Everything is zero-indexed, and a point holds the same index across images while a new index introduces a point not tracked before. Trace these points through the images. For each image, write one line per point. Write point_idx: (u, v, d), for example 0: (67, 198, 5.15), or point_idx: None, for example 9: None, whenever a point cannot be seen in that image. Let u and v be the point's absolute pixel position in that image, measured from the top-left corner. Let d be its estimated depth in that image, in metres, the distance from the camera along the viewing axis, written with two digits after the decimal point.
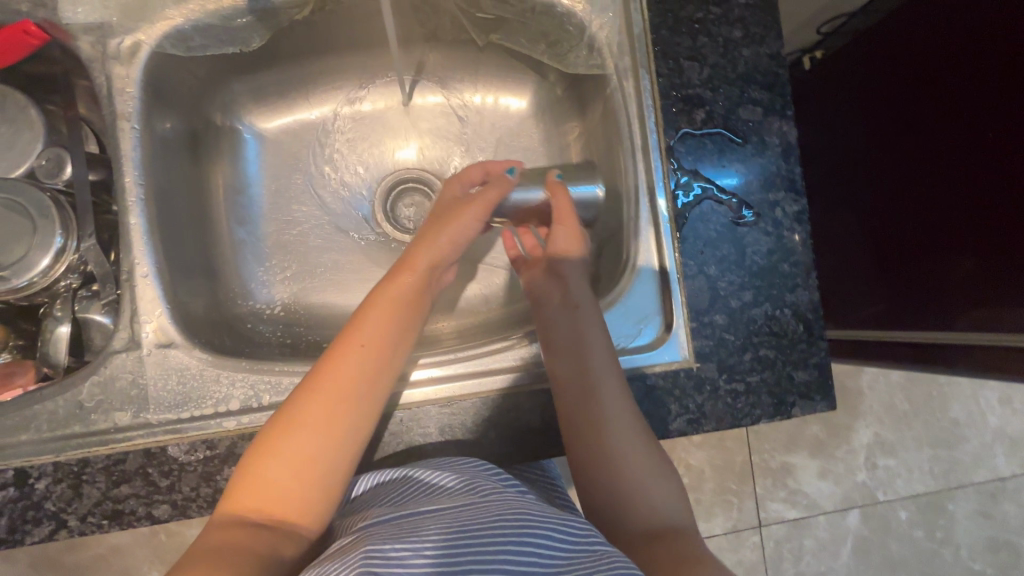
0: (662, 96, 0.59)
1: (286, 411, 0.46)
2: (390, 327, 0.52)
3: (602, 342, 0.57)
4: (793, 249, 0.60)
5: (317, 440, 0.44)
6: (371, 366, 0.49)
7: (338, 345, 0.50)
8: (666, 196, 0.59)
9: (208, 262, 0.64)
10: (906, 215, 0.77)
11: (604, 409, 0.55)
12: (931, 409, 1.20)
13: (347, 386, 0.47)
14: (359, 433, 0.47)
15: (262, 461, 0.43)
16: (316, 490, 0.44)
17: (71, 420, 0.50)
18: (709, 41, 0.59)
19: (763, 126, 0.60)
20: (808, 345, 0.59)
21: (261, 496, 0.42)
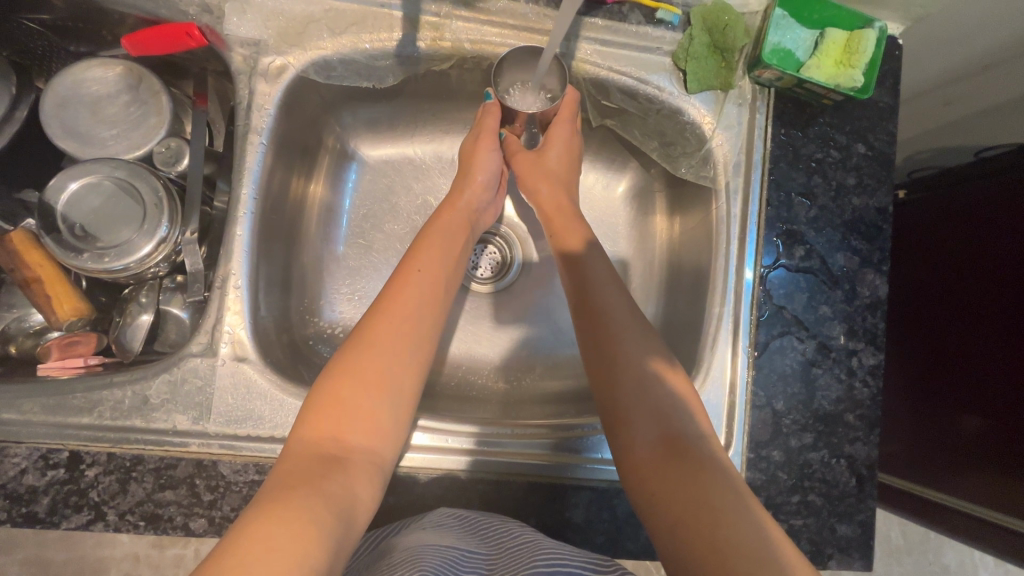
0: (768, 225, 0.60)
1: (352, 344, 0.49)
2: (438, 258, 0.56)
3: (620, 304, 0.56)
4: (861, 402, 0.60)
5: (383, 359, 0.48)
6: (429, 297, 0.53)
7: (399, 278, 0.54)
8: (750, 322, 0.59)
9: (290, 275, 0.65)
10: (929, 362, 0.76)
11: (620, 371, 0.53)
12: (925, 550, 1.18)
13: (407, 315, 0.51)
14: (417, 362, 0.50)
15: (336, 388, 0.46)
16: (383, 421, 0.46)
17: (133, 413, 0.51)
18: (823, 182, 0.61)
19: (857, 276, 0.60)
20: (856, 500, 0.59)
21: (335, 421, 0.45)
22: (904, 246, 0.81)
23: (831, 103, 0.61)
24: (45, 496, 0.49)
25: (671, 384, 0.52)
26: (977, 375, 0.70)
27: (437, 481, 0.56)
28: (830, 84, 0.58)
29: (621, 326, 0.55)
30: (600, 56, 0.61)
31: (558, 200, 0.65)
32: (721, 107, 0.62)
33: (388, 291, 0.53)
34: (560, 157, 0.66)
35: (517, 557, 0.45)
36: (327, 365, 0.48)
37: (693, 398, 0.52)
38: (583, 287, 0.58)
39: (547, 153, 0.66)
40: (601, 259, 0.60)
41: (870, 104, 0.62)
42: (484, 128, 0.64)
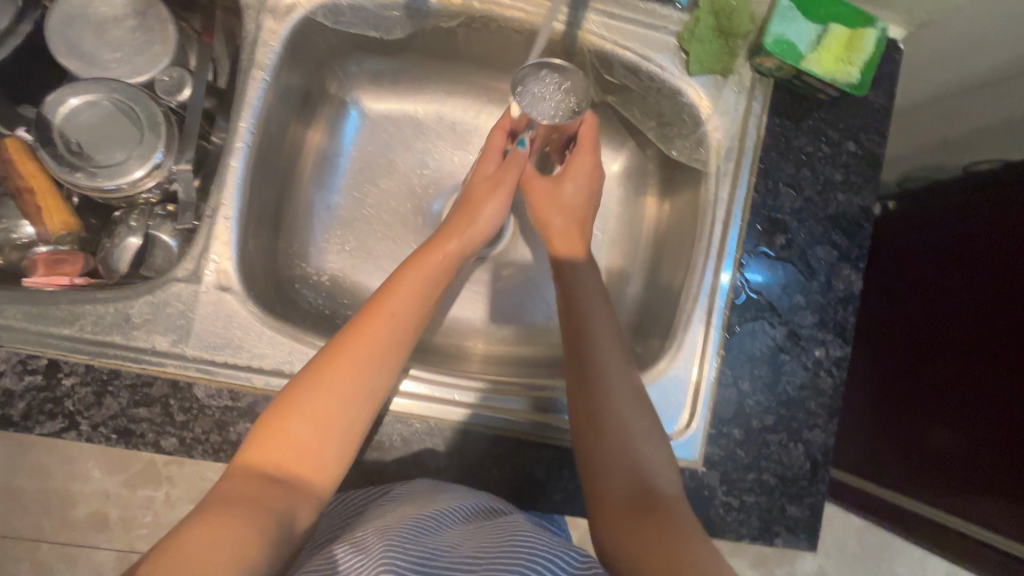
0: (752, 211, 0.61)
1: (310, 374, 0.46)
2: (413, 293, 0.53)
3: (609, 349, 0.55)
4: (824, 391, 0.62)
5: (334, 397, 0.46)
6: (401, 338, 0.50)
7: (370, 311, 0.51)
8: (725, 303, 0.61)
9: (281, 217, 0.66)
10: (906, 379, 0.77)
11: (596, 417, 0.52)
12: (879, 559, 1.22)
13: (368, 353, 0.48)
14: (375, 402, 0.48)
15: (287, 422, 0.44)
16: (330, 459, 0.45)
17: (114, 329, 0.52)
18: (811, 176, 0.62)
19: (834, 270, 0.62)
20: (808, 484, 0.61)
21: (279, 454, 0.44)
22: (898, 266, 0.81)
23: (828, 98, 0.62)
24: (20, 401, 0.50)
25: (641, 448, 0.51)
26: (954, 393, 0.70)
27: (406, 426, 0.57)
28: (829, 78, 0.59)
29: (603, 371, 0.54)
30: (606, 29, 0.62)
31: (569, 228, 0.65)
32: (720, 91, 0.63)
33: (359, 321, 0.50)
34: (577, 192, 0.65)
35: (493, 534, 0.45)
36: (281, 393, 0.46)
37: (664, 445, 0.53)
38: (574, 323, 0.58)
39: (564, 185, 0.65)
40: (594, 291, 0.60)
41: (865, 105, 0.63)
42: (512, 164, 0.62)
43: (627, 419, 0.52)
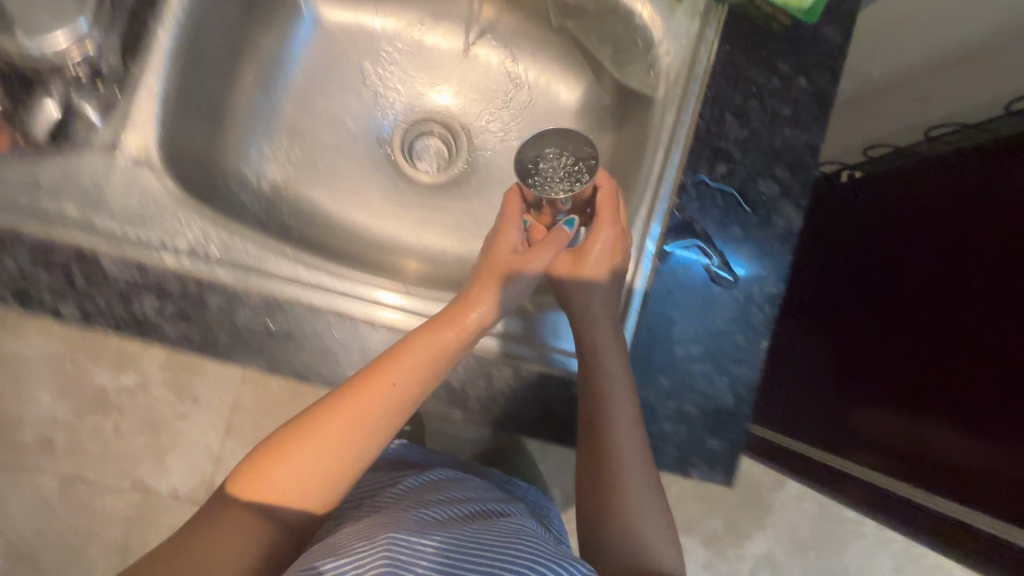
0: (696, 137, 0.60)
1: (298, 427, 0.45)
2: (418, 366, 0.48)
3: (625, 401, 0.53)
4: (754, 327, 0.61)
5: (317, 458, 0.44)
6: (391, 410, 0.47)
7: (373, 378, 0.47)
8: (660, 229, 0.60)
9: (220, 111, 0.66)
10: (895, 344, 0.65)
11: (608, 475, 0.52)
12: (832, 551, 1.20)
13: (362, 424, 0.45)
14: (358, 465, 0.45)
15: (266, 463, 0.44)
16: (306, 507, 0.44)
17: (21, 191, 0.50)
18: (759, 107, 0.61)
19: (774, 205, 0.61)
20: (731, 419, 0.60)
21: (257, 489, 0.43)
22: (870, 233, 0.74)
23: (782, 29, 0.61)
24: None
25: (636, 523, 0.50)
26: (905, 344, 0.63)
27: (315, 319, 0.54)
28: (782, 4, 0.57)
29: (611, 442, 0.52)
30: None
31: (590, 296, 0.57)
32: (672, 13, 0.62)
33: (360, 384, 0.47)
34: (598, 266, 0.57)
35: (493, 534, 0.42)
36: (271, 435, 0.45)
37: (667, 521, 0.52)
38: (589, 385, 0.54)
39: (589, 265, 0.57)
40: (613, 367, 0.54)
41: (821, 40, 0.62)
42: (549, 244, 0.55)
43: (621, 477, 0.52)
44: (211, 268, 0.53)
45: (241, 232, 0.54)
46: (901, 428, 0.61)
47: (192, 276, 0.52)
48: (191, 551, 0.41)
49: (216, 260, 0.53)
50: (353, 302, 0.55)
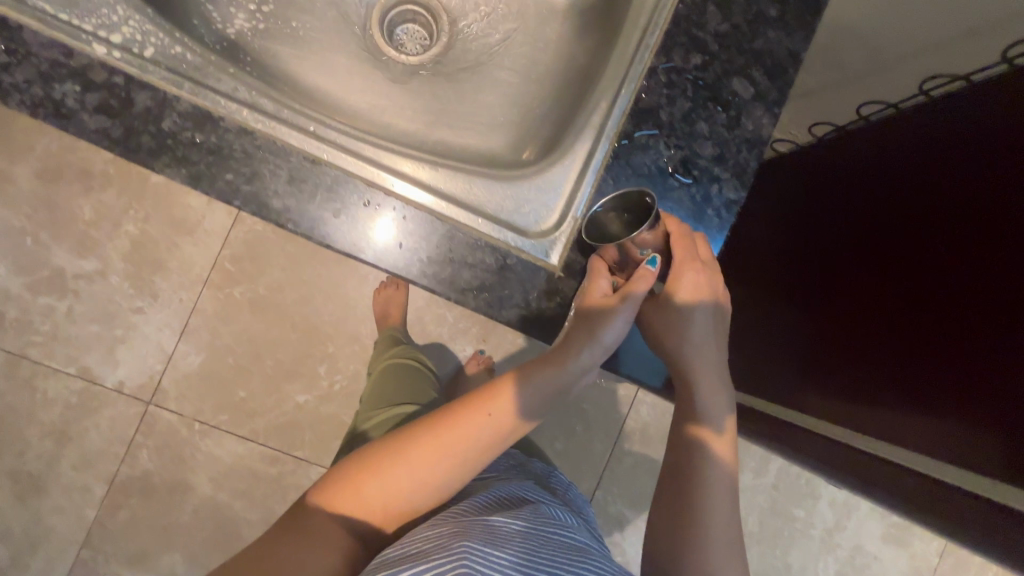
0: (673, 23, 0.58)
1: (397, 446, 0.53)
2: (513, 406, 0.55)
3: (715, 431, 0.57)
4: (707, 230, 0.59)
5: (413, 473, 0.52)
6: (490, 440, 0.54)
7: (466, 411, 0.54)
8: (624, 112, 0.57)
9: None
10: (918, 328, 0.65)
11: (700, 503, 0.54)
12: (774, 541, 1.19)
13: (452, 449, 0.53)
14: (450, 483, 0.53)
15: (369, 475, 0.52)
16: (399, 517, 0.53)
17: None
18: (743, 4, 0.59)
19: (746, 106, 0.59)
20: (669, 321, 0.58)
21: (354, 498, 0.52)
22: (834, 245, 0.82)
23: None
24: None
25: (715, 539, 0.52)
26: (940, 312, 0.63)
27: (251, 140, 0.53)
28: None
29: (684, 459, 0.56)
30: None
31: (709, 356, 0.59)
32: None
33: (455, 414, 0.54)
34: (688, 311, 0.57)
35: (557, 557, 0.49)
36: (372, 448, 0.54)
37: (731, 529, 0.53)
38: (682, 418, 0.58)
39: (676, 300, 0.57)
40: (708, 406, 0.58)
41: None
42: (631, 289, 0.54)
43: (699, 509, 0.53)
44: (136, 65, 0.53)
45: (176, 40, 0.55)
46: (933, 433, 0.60)
47: (115, 68, 0.53)
48: (285, 551, 0.48)
49: (143, 59, 0.53)
50: (374, 168, 0.55)
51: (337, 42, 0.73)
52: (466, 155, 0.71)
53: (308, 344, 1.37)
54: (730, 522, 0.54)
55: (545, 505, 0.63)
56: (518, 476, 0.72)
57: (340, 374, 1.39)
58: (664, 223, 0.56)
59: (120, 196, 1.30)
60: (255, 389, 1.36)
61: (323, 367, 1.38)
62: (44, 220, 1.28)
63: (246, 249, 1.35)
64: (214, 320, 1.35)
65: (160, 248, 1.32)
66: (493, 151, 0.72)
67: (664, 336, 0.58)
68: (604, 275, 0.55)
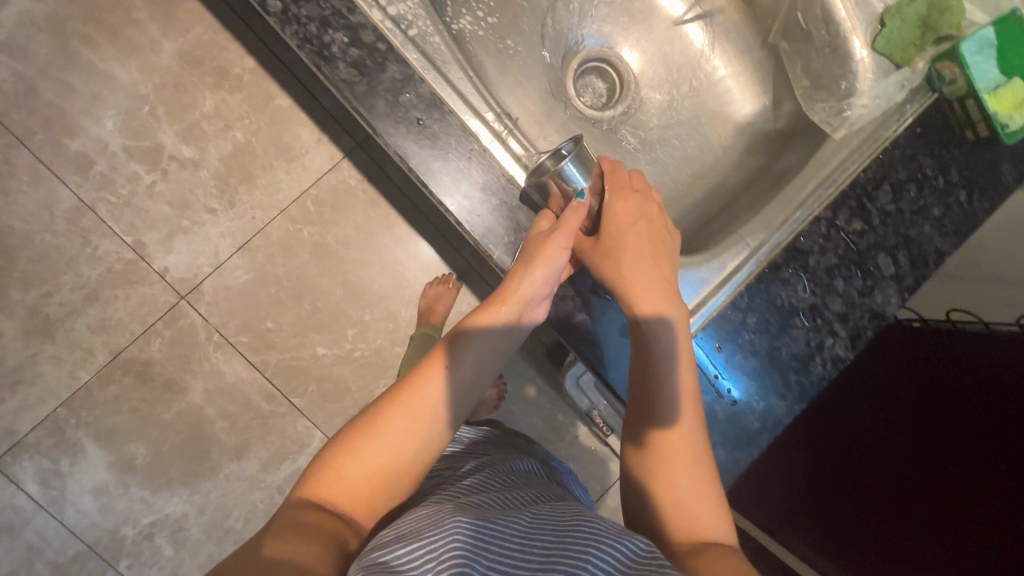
0: (850, 187, 0.63)
1: (359, 428, 0.50)
2: (478, 359, 0.54)
3: (683, 374, 0.55)
4: (809, 373, 0.62)
5: (383, 440, 0.48)
6: (455, 390, 0.53)
7: (423, 371, 0.53)
8: (778, 246, 0.62)
9: None
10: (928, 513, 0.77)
11: (679, 459, 0.53)
12: None
13: (420, 406, 0.51)
14: (425, 446, 0.50)
15: (339, 458, 0.48)
16: (383, 499, 0.48)
17: None
18: (915, 194, 0.63)
19: (882, 282, 0.63)
20: (747, 440, 0.61)
21: (330, 486, 0.46)
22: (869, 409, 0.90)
23: (973, 141, 0.64)
24: None
25: (690, 489, 0.51)
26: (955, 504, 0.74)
27: (467, 143, 0.56)
28: (992, 112, 0.61)
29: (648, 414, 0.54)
30: None
31: (649, 280, 0.57)
32: (886, 76, 0.65)
33: (413, 379, 0.52)
34: (624, 237, 0.59)
35: (556, 519, 0.48)
36: (338, 436, 0.50)
37: (711, 478, 0.53)
38: (640, 368, 0.56)
39: (624, 234, 0.59)
40: (665, 348, 0.55)
41: (996, 174, 0.64)
42: (565, 224, 0.56)
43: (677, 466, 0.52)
44: (406, 44, 0.55)
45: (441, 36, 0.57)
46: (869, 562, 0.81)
47: (387, 38, 0.54)
48: (271, 537, 0.41)
49: (410, 40, 0.55)
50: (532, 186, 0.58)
51: (534, 74, 0.77)
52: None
53: (348, 304, 1.40)
54: (709, 474, 0.53)
55: (529, 491, 0.60)
56: (497, 453, 0.73)
57: (364, 344, 1.40)
58: (596, 164, 0.62)
59: (243, 104, 1.35)
60: (282, 325, 1.37)
61: (352, 331, 1.40)
62: (167, 96, 1.33)
63: (331, 196, 1.39)
64: (274, 247, 1.38)
65: (257, 164, 1.36)
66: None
67: (618, 265, 0.58)
68: (545, 215, 0.57)
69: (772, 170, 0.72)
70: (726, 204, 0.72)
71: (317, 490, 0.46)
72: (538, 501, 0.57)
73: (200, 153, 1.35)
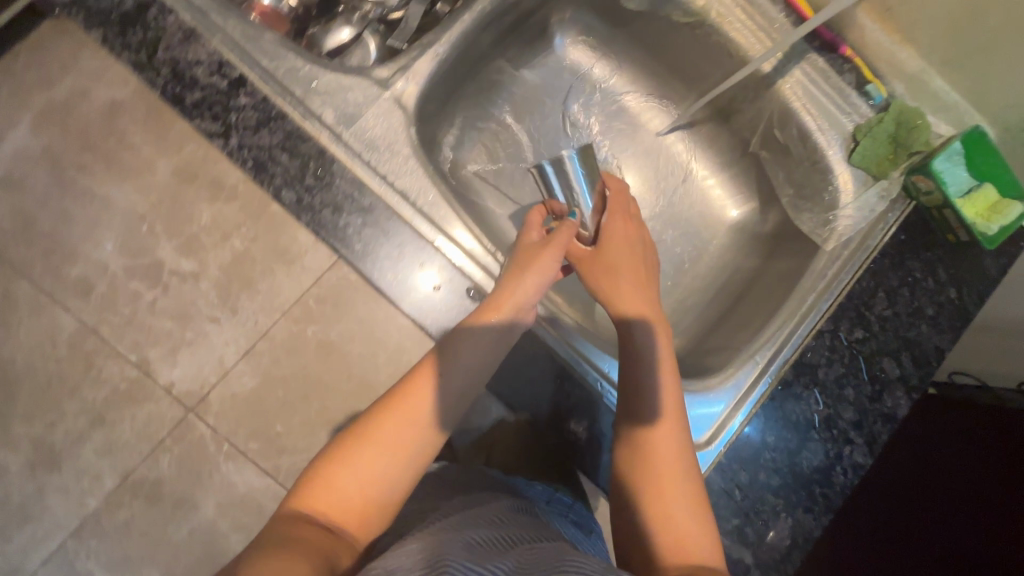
0: (847, 298, 0.66)
1: (349, 437, 0.46)
2: (477, 353, 0.51)
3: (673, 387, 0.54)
4: (832, 484, 0.63)
5: (379, 449, 0.45)
6: (454, 392, 0.49)
7: (422, 370, 0.50)
8: (786, 362, 0.64)
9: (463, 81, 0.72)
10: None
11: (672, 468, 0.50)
12: None
13: (415, 411, 0.47)
14: (421, 456, 0.47)
15: (330, 469, 0.45)
16: (374, 513, 0.44)
17: (296, 83, 0.56)
18: (908, 297, 0.66)
19: (890, 385, 0.65)
20: (781, 559, 0.62)
21: (319, 503, 0.43)
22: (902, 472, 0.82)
23: (953, 243, 0.67)
24: (198, 91, 0.53)
25: (684, 503, 0.48)
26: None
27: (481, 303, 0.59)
28: (969, 220, 0.64)
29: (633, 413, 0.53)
30: (803, 90, 0.68)
31: (635, 295, 0.59)
32: (865, 189, 0.68)
33: (403, 385, 0.49)
34: (617, 253, 0.61)
35: (548, 554, 0.43)
36: (333, 443, 0.47)
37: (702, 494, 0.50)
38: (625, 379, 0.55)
39: (608, 253, 0.61)
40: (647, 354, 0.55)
41: (981, 269, 0.68)
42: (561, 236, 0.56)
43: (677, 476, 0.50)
44: (415, 215, 0.57)
45: (447, 199, 0.59)
46: None
47: (398, 214, 0.57)
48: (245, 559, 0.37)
49: (419, 211, 0.58)
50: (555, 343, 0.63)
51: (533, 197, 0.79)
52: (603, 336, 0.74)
53: (357, 399, 1.25)
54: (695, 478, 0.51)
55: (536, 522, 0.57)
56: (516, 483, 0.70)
57: None
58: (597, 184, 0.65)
59: (240, 213, 1.25)
60: (293, 429, 1.24)
61: None
62: (159, 201, 1.24)
63: (333, 293, 1.25)
64: (279, 349, 1.24)
65: (256, 269, 1.24)
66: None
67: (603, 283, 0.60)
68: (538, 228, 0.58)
69: (766, 274, 0.75)
70: (727, 311, 0.75)
71: (307, 504, 0.42)
72: (536, 532, 0.52)
73: (199, 264, 1.24)
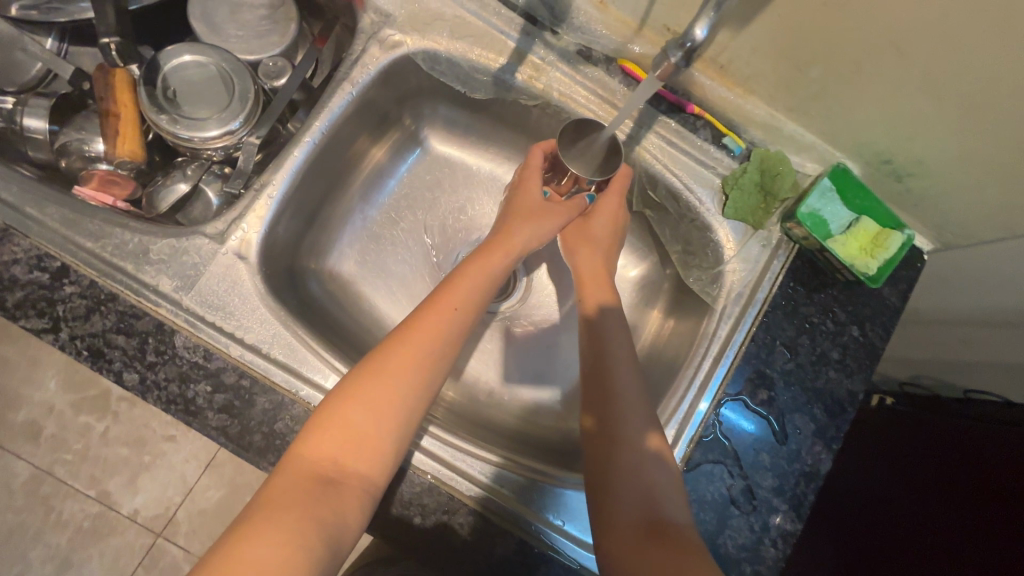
0: (743, 359, 0.63)
1: (366, 377, 0.49)
2: (468, 296, 0.56)
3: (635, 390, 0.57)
4: (763, 560, 0.59)
5: (392, 387, 0.49)
6: (456, 332, 0.54)
7: (428, 311, 0.54)
8: (691, 440, 0.61)
9: (324, 198, 0.70)
10: None
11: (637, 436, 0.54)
12: None
13: (421, 352, 0.51)
14: (428, 390, 0.51)
15: (346, 409, 0.47)
16: (386, 451, 0.48)
17: (129, 257, 0.55)
18: (809, 345, 0.64)
19: (806, 442, 0.62)
20: None
21: (337, 443, 0.46)
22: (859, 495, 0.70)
23: (843, 281, 0.65)
24: (19, 290, 0.52)
25: (661, 472, 0.52)
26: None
27: None
28: (849, 262, 0.62)
29: (606, 386, 0.58)
30: (660, 152, 0.66)
31: (595, 272, 0.66)
32: (745, 240, 0.66)
33: (411, 323, 0.53)
34: (580, 242, 0.67)
35: None
36: (350, 373, 0.50)
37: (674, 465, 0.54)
38: (598, 358, 0.60)
39: (594, 220, 0.67)
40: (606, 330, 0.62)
41: (878, 300, 0.65)
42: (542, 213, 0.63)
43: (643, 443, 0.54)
44: (270, 368, 0.56)
45: (305, 342, 0.58)
46: None
47: (250, 372, 0.55)
48: (255, 519, 0.41)
49: (274, 361, 0.56)
50: (451, 472, 0.59)
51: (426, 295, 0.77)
52: (513, 433, 0.72)
53: None
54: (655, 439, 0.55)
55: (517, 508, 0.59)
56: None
57: None
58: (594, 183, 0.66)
59: None
60: None
61: None
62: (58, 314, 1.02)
63: None
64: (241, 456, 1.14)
65: None
66: (546, 424, 0.74)
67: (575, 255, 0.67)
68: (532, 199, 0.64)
69: (671, 335, 0.73)
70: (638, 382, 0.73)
71: (320, 446, 0.46)
72: None
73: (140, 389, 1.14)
